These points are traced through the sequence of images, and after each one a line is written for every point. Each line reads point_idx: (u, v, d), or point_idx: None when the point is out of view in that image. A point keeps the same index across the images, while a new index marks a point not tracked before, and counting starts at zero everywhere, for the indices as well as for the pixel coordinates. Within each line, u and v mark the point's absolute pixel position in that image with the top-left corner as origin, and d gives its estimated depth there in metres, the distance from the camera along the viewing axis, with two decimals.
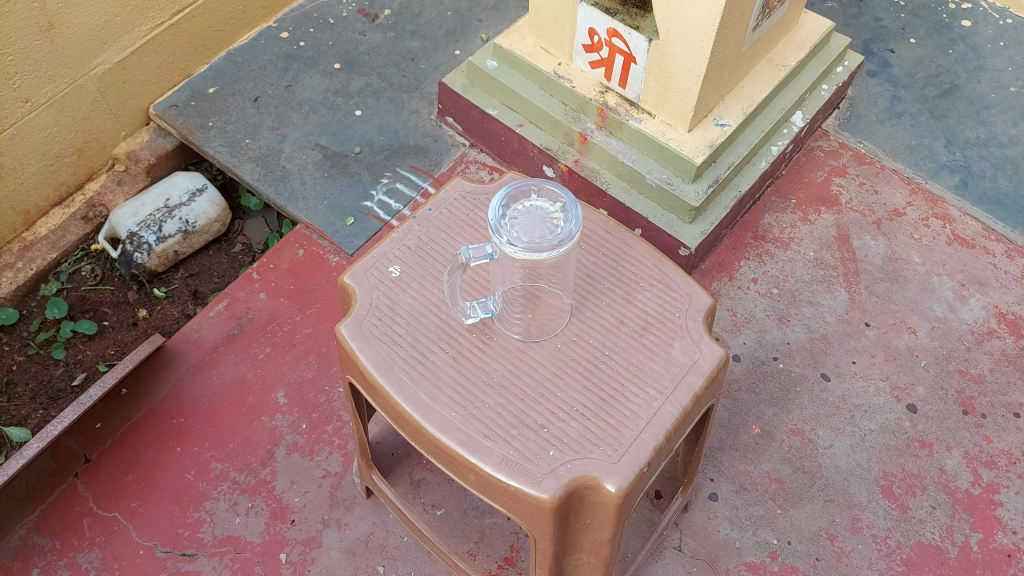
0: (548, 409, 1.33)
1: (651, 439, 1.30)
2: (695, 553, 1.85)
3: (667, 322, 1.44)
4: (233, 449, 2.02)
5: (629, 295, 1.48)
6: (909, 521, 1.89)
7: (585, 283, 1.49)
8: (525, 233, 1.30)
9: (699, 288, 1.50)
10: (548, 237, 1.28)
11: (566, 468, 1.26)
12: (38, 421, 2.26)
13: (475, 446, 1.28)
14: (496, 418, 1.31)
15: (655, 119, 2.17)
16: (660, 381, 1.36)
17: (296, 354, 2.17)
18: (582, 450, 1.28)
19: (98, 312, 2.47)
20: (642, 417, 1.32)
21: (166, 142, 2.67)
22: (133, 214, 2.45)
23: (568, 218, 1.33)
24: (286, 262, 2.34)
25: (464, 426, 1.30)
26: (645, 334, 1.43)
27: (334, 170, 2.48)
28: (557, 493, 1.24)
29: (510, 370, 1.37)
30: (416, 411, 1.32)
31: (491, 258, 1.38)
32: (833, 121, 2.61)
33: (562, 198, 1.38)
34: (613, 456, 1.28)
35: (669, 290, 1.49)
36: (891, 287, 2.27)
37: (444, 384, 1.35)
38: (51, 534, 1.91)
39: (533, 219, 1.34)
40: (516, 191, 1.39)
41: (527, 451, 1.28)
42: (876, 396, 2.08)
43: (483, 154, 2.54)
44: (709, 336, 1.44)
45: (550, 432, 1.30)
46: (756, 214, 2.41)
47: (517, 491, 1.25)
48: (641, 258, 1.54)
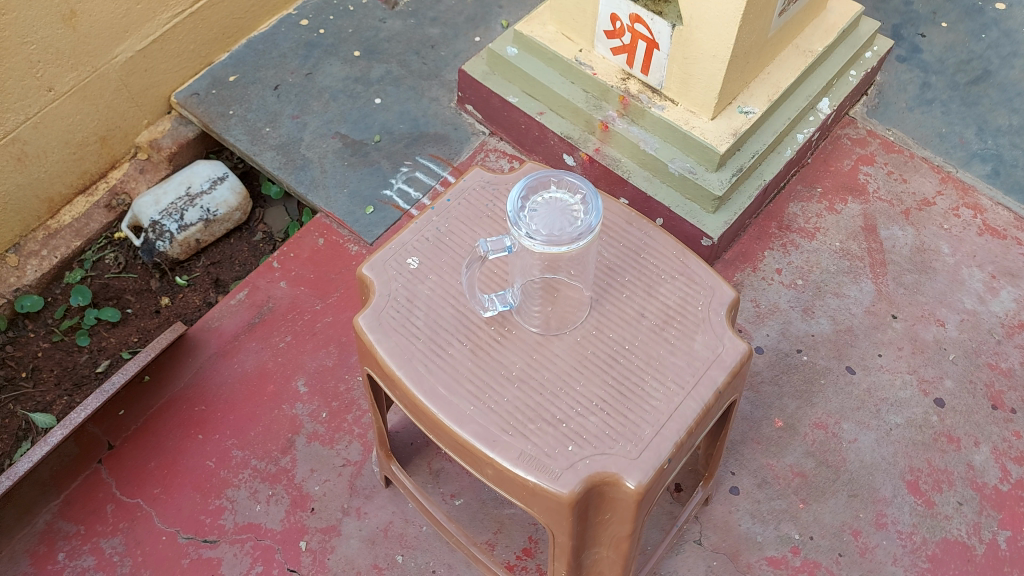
0: (568, 403, 1.31)
1: (673, 434, 1.28)
2: (715, 547, 1.83)
3: (689, 315, 1.42)
4: (254, 437, 2.03)
5: (651, 288, 1.46)
6: (935, 517, 1.86)
7: (606, 275, 1.47)
8: (545, 224, 1.28)
9: (724, 281, 1.47)
10: (568, 230, 1.26)
11: (585, 463, 1.24)
12: (64, 406, 2.29)
13: (493, 441, 1.27)
14: (514, 411, 1.30)
15: (679, 107, 2.13)
16: (682, 375, 1.34)
17: (317, 343, 2.17)
18: (603, 445, 1.26)
19: (121, 299, 2.49)
20: (664, 412, 1.30)
21: (188, 130, 2.68)
22: (155, 202, 2.46)
23: (588, 210, 1.30)
24: (307, 251, 2.34)
25: (482, 420, 1.29)
26: (667, 327, 1.40)
27: (354, 158, 2.48)
28: (576, 489, 1.23)
29: (529, 363, 1.36)
30: (434, 404, 1.31)
31: (509, 251, 1.37)
32: (861, 108, 2.55)
33: (582, 190, 1.36)
34: (633, 452, 1.26)
35: (691, 282, 1.47)
36: (920, 278, 2.22)
37: (462, 376, 1.34)
38: (75, 519, 1.94)
39: (553, 211, 1.32)
40: (536, 182, 1.37)
41: (546, 446, 1.27)
42: (903, 389, 2.04)
43: (503, 142, 2.51)
44: (733, 331, 1.42)
45: (569, 427, 1.29)
46: (781, 203, 2.36)
47: (536, 485, 1.24)
48: (664, 250, 1.52)
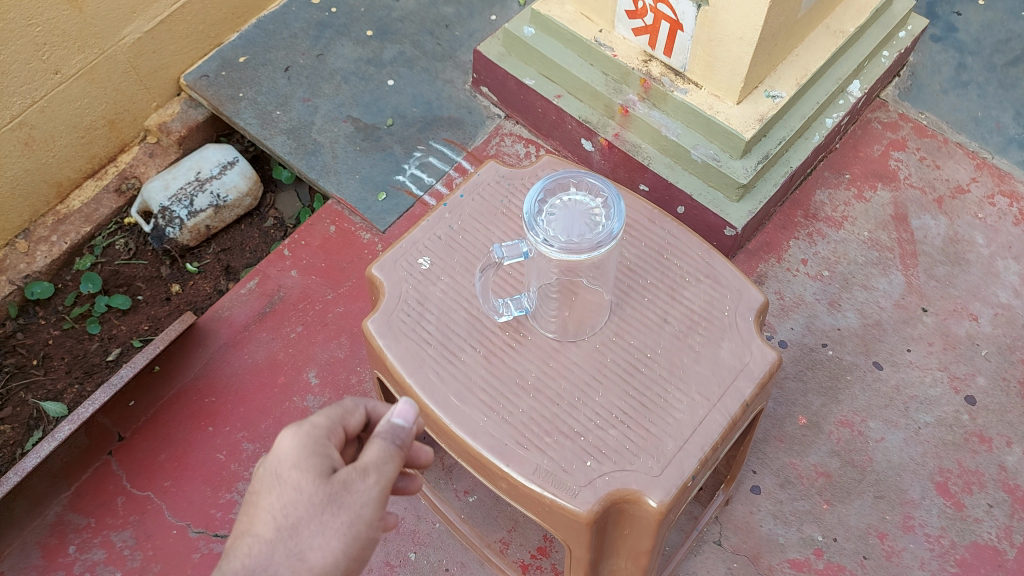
0: (586, 415, 1.26)
1: (697, 450, 1.22)
2: (736, 548, 1.78)
3: (715, 320, 1.36)
4: (265, 429, 2.00)
5: (674, 291, 1.40)
6: (965, 520, 1.80)
7: (628, 276, 1.41)
8: (563, 228, 1.22)
9: (752, 284, 1.40)
10: (588, 236, 1.19)
11: (604, 480, 1.19)
12: (75, 395, 2.27)
13: (508, 454, 1.22)
14: (529, 423, 1.25)
15: (702, 90, 2.03)
16: (708, 387, 1.28)
17: (328, 334, 2.12)
18: (623, 460, 1.21)
19: (132, 286, 2.46)
20: (687, 425, 1.24)
21: (197, 113, 2.63)
22: (164, 187, 2.40)
23: (611, 215, 1.24)
24: (318, 239, 2.29)
25: (496, 432, 1.24)
26: (691, 333, 1.34)
27: (366, 143, 2.41)
28: (595, 507, 1.17)
29: (544, 371, 1.30)
30: (446, 414, 1.26)
31: (525, 256, 1.30)
32: (893, 90, 2.45)
33: (604, 193, 1.30)
34: (655, 468, 1.20)
35: (717, 285, 1.40)
36: (952, 270, 2.13)
37: (475, 385, 1.29)
38: (86, 512, 1.92)
39: (572, 214, 1.26)
40: (554, 184, 1.32)
41: (563, 460, 1.21)
42: (933, 387, 1.96)
43: (519, 126, 2.44)
44: (762, 338, 1.36)
45: (587, 440, 1.23)
46: (808, 190, 2.27)
47: (552, 502, 1.18)
48: (688, 250, 1.45)
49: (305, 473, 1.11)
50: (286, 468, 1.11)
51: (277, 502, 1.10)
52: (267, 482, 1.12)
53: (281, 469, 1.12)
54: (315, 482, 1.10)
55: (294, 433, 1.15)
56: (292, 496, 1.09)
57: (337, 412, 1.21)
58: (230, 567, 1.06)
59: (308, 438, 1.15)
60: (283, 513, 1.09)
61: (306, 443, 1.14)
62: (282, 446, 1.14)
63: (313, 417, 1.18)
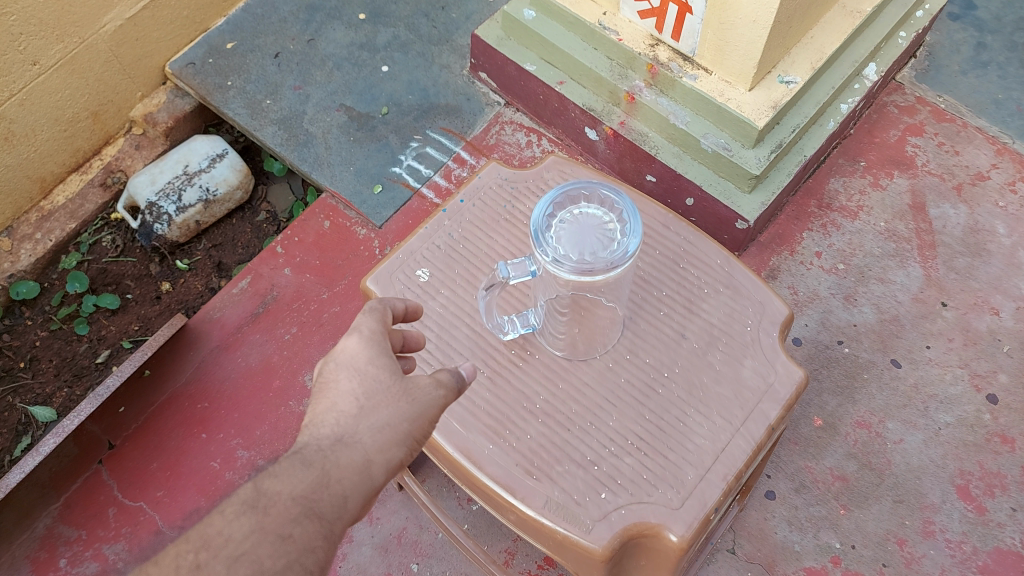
0: (596, 442, 1.28)
1: (719, 479, 1.24)
2: (750, 556, 1.72)
3: (736, 336, 1.38)
4: (260, 436, 1.92)
5: (692, 305, 1.42)
6: (987, 524, 1.73)
7: (641, 288, 1.44)
8: (574, 243, 1.16)
9: (774, 295, 1.43)
10: (602, 254, 1.13)
11: (619, 514, 1.21)
12: (64, 399, 2.20)
13: (516, 485, 1.24)
14: (539, 450, 1.27)
15: (712, 76, 1.93)
16: (730, 409, 1.30)
17: (324, 335, 2.04)
18: (640, 492, 1.23)
19: (120, 285, 2.37)
20: (709, 451, 1.27)
21: (184, 103, 2.53)
22: (151, 182, 2.31)
23: (626, 231, 1.16)
24: (312, 235, 2.20)
25: (504, 461, 1.26)
26: (711, 350, 1.37)
27: (360, 133, 2.32)
28: (611, 541, 1.19)
29: (552, 395, 1.33)
30: (451, 443, 1.27)
31: (532, 275, 1.25)
32: (909, 72, 2.35)
33: (618, 205, 1.23)
34: (674, 501, 1.22)
35: (737, 296, 1.43)
36: (973, 261, 2.05)
37: (481, 411, 1.31)
38: (76, 524, 1.87)
39: (585, 228, 1.19)
40: (564, 198, 1.25)
41: (575, 493, 1.23)
42: (953, 385, 1.89)
43: (519, 113, 2.33)
44: (785, 353, 1.38)
45: (601, 469, 1.25)
46: (821, 178, 2.18)
47: (566, 537, 1.20)
48: (705, 258, 1.48)
49: (384, 367, 1.07)
50: (364, 362, 1.07)
51: (355, 391, 1.05)
52: (340, 373, 1.06)
53: (358, 363, 1.06)
54: (392, 377, 1.07)
55: (364, 331, 1.10)
56: (372, 384, 1.05)
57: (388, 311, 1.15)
58: (317, 433, 1.02)
59: (376, 337, 1.10)
60: (362, 399, 1.04)
61: (378, 341, 1.09)
62: (354, 342, 1.08)
63: (376, 315, 1.12)
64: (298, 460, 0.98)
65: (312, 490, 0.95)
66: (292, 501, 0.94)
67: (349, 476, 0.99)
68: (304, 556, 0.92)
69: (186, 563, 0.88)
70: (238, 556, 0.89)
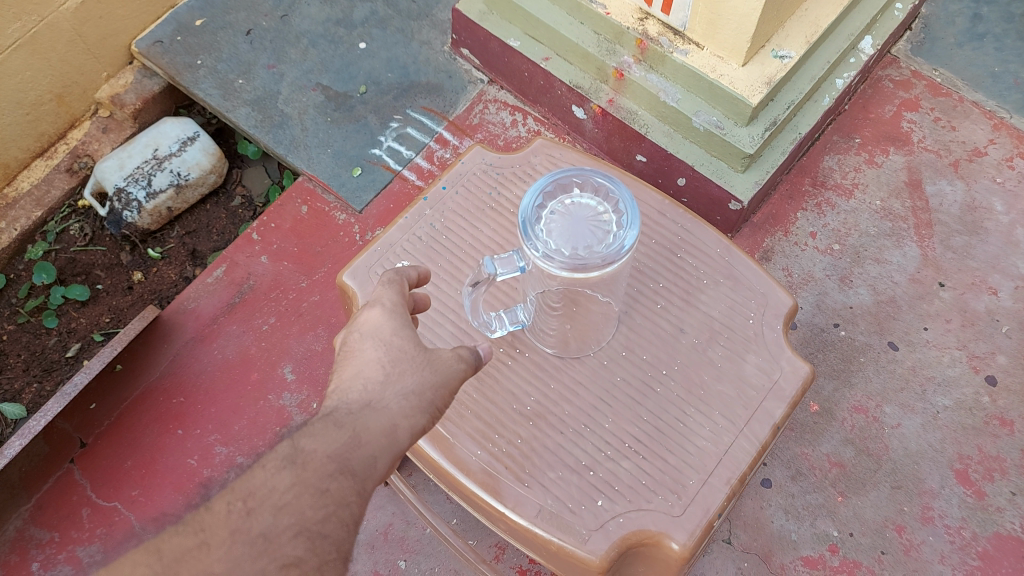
0: (591, 446, 1.26)
1: (722, 484, 1.23)
2: (746, 547, 1.68)
3: (738, 331, 1.37)
4: (239, 431, 1.85)
5: (691, 298, 1.40)
6: (987, 509, 1.70)
7: (638, 280, 1.41)
8: (567, 237, 1.10)
9: (778, 286, 1.41)
10: (598, 250, 1.07)
11: (616, 524, 1.19)
12: (33, 395, 2.11)
13: (507, 493, 1.21)
14: (532, 454, 1.25)
15: (704, 50, 1.83)
16: (734, 409, 1.29)
17: (303, 325, 1.96)
18: (639, 500, 1.22)
19: (90, 275, 2.28)
20: (712, 453, 1.25)
21: (153, 83, 2.42)
22: (120, 167, 2.21)
23: (624, 223, 1.11)
24: (289, 221, 2.11)
25: (492, 467, 1.23)
26: (713, 345, 1.35)
27: (337, 113, 2.22)
28: (608, 551, 1.18)
29: (543, 396, 1.30)
30: (435, 448, 1.25)
31: (521, 270, 1.18)
32: (904, 45, 2.28)
33: (615, 195, 1.16)
34: (675, 508, 1.21)
35: (739, 286, 1.42)
36: (970, 240, 2.00)
37: (468, 414, 1.28)
38: (48, 526, 1.80)
39: (580, 220, 1.13)
40: (555, 185, 1.19)
41: (571, 501, 1.21)
42: (951, 367, 1.85)
43: (504, 91, 2.24)
44: (790, 346, 1.37)
45: (597, 474, 1.23)
46: (815, 156, 2.12)
47: (561, 547, 1.18)
48: (704, 246, 1.46)
49: (409, 337, 1.09)
50: (388, 333, 1.09)
51: (381, 359, 1.07)
52: (366, 342, 1.09)
53: (383, 333, 1.09)
54: (416, 347, 1.09)
55: (386, 303, 1.12)
56: (396, 353, 1.08)
57: (407, 282, 1.17)
58: (345, 397, 1.04)
59: (398, 309, 1.12)
60: (388, 367, 1.07)
61: (400, 313, 1.12)
62: (377, 313, 1.11)
63: (396, 287, 1.15)
64: (331, 421, 1.01)
65: (345, 449, 1.00)
66: (327, 458, 0.98)
67: (378, 438, 1.02)
68: (339, 509, 0.97)
69: (236, 511, 0.95)
70: (280, 506, 0.96)
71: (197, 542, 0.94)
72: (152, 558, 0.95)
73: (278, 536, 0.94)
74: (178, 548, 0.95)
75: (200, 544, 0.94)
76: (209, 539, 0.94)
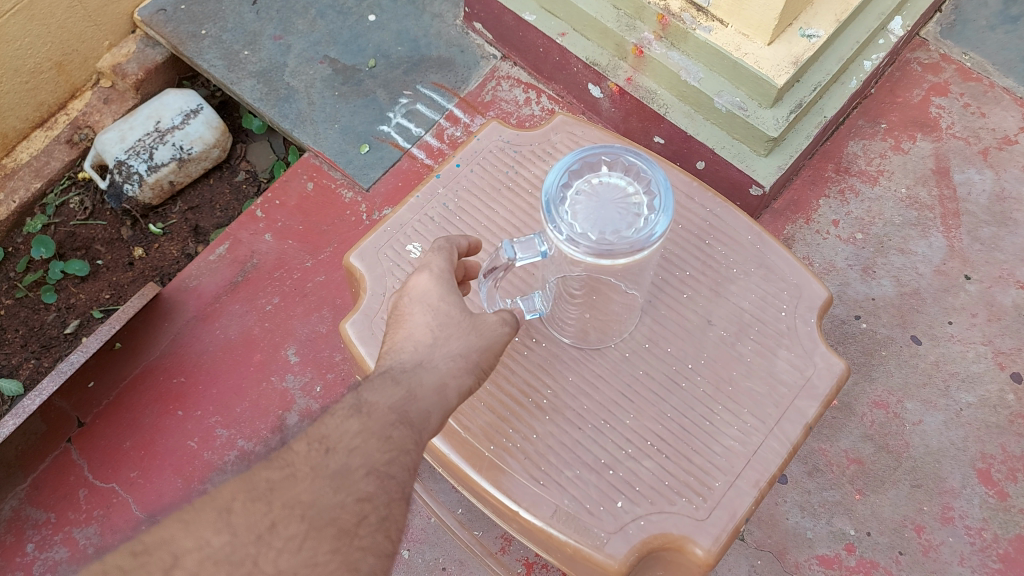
0: (610, 443, 1.22)
1: (749, 487, 1.19)
2: (760, 544, 1.64)
3: (770, 324, 1.33)
4: (240, 414, 1.80)
5: (720, 288, 1.35)
6: (1009, 510, 1.64)
7: (664, 269, 1.37)
8: (594, 220, 1.04)
9: (812, 278, 1.37)
10: (627, 234, 1.00)
11: (637, 526, 1.16)
12: (31, 371, 2.07)
13: (522, 492, 1.18)
14: (550, 451, 1.21)
15: (728, 28, 1.75)
16: (764, 408, 1.25)
17: (308, 306, 1.91)
18: (662, 502, 1.18)
19: (90, 250, 2.22)
20: (741, 453, 1.22)
21: (155, 53, 2.34)
22: (121, 139, 2.15)
23: (657, 207, 1.04)
24: (294, 198, 2.05)
25: (506, 464, 1.20)
26: (743, 338, 1.31)
27: (345, 87, 2.15)
28: (627, 555, 1.14)
29: (561, 390, 1.26)
30: (447, 443, 1.22)
31: (542, 255, 1.11)
32: (934, 27, 2.18)
33: (647, 177, 1.10)
34: (698, 512, 1.17)
35: (772, 275, 1.37)
36: (998, 231, 1.93)
37: (482, 408, 1.25)
38: (44, 506, 1.76)
39: (608, 203, 1.07)
40: (582, 164, 1.13)
41: (588, 502, 1.18)
42: (976, 363, 1.78)
43: (518, 67, 2.17)
44: (824, 341, 1.33)
45: (617, 474, 1.20)
46: (839, 140, 2.04)
47: (578, 550, 1.15)
48: (734, 234, 1.41)
49: (455, 304, 1.11)
50: (436, 299, 1.11)
51: (428, 325, 1.10)
52: (414, 308, 1.12)
53: (431, 299, 1.11)
54: (462, 313, 1.11)
55: (434, 268, 1.14)
56: (444, 318, 1.10)
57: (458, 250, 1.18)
58: (398, 358, 1.08)
59: (445, 276, 1.14)
60: (436, 331, 1.09)
61: (447, 279, 1.13)
62: (425, 280, 1.12)
63: (446, 254, 1.15)
64: (388, 378, 1.04)
65: (402, 401, 1.02)
66: (389, 410, 1.01)
67: (431, 395, 1.04)
68: (402, 455, 1.00)
69: (315, 450, 0.99)
70: (352, 449, 0.99)
71: (284, 475, 0.97)
72: (246, 487, 0.95)
73: (351, 473, 0.97)
74: (268, 479, 0.96)
75: (287, 477, 0.97)
76: (296, 472, 0.97)
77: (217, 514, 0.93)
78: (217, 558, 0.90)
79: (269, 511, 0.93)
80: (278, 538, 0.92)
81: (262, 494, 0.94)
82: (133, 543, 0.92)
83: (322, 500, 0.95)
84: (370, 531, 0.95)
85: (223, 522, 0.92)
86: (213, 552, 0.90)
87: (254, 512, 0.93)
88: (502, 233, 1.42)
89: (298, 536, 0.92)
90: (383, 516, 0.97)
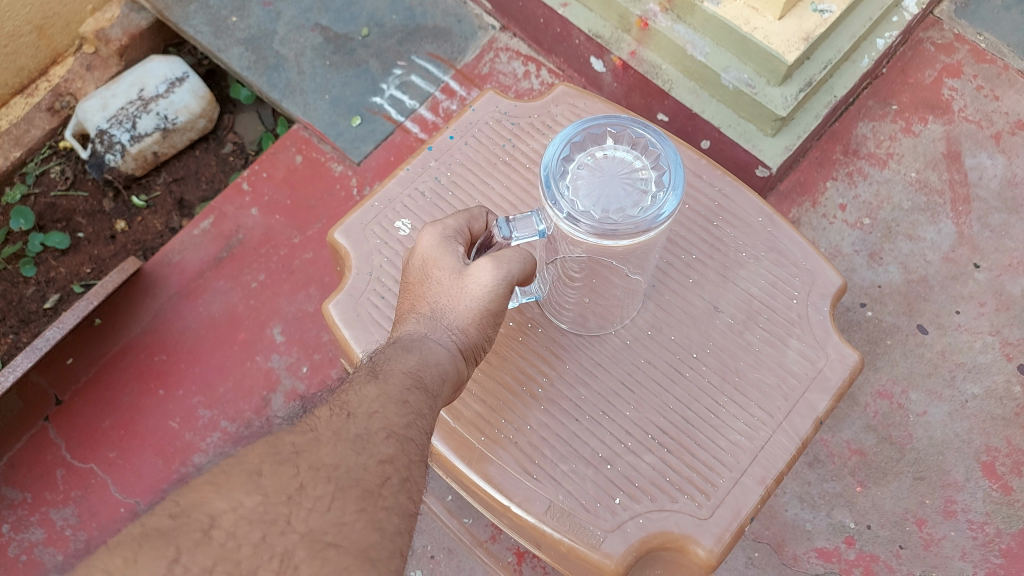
0: (609, 437, 1.17)
1: (754, 485, 1.14)
2: (758, 535, 1.61)
3: (780, 313, 1.27)
4: (223, 394, 1.74)
5: (727, 274, 1.29)
6: (1013, 505, 1.60)
7: (669, 253, 1.30)
8: (598, 197, 0.98)
9: (826, 264, 1.31)
10: (634, 214, 0.94)
11: (636, 524, 1.11)
12: (9, 347, 2.00)
13: (514, 487, 1.13)
14: (545, 442, 1.16)
15: (737, 1, 1.67)
16: (772, 401, 1.20)
17: (295, 283, 1.84)
18: (663, 500, 1.13)
19: (71, 222, 2.15)
20: (747, 449, 1.16)
21: (140, 18, 2.25)
22: (103, 107, 2.07)
23: (666, 183, 0.98)
24: (282, 171, 1.98)
25: (499, 457, 1.15)
26: (751, 327, 1.25)
27: (337, 56, 2.07)
28: (625, 555, 1.09)
29: (558, 379, 1.20)
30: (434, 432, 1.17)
31: (540, 235, 1.06)
32: (948, 5, 2.08)
33: (655, 150, 1.04)
34: (700, 510, 1.12)
35: (784, 260, 1.31)
36: (1009, 218, 1.86)
37: (474, 397, 1.19)
38: (21, 486, 1.71)
39: (614, 177, 1.01)
40: (586, 135, 1.07)
41: (585, 498, 1.12)
42: (982, 353, 1.73)
43: (516, 39, 2.08)
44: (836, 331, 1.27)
45: (616, 470, 1.15)
46: (848, 122, 1.97)
47: (573, 548, 1.10)
48: (744, 217, 1.35)
49: (449, 265, 1.08)
50: (432, 264, 1.09)
51: (430, 293, 1.09)
52: (417, 273, 1.11)
53: (428, 263, 1.09)
54: (454, 275, 1.07)
55: (439, 228, 1.11)
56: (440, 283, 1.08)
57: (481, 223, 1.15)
58: (408, 328, 1.09)
59: (449, 237, 1.10)
60: (436, 298, 1.08)
61: (450, 240, 1.10)
62: (423, 244, 1.10)
63: (461, 218, 1.13)
64: (400, 346, 1.06)
65: (417, 367, 1.02)
66: (404, 374, 1.01)
67: (441, 360, 1.04)
68: (419, 419, 0.97)
69: (336, 415, 0.96)
70: (372, 413, 0.96)
71: (308, 440, 0.92)
72: (272, 448, 0.91)
73: (372, 437, 0.93)
74: (293, 443, 0.91)
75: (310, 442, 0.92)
76: (319, 436, 0.92)
77: (243, 477, 0.87)
78: (251, 517, 0.83)
79: (297, 474, 0.88)
80: (307, 499, 0.86)
81: (287, 457, 0.89)
82: (165, 507, 0.84)
83: (347, 463, 0.90)
84: (392, 492, 0.90)
85: (253, 484, 0.86)
86: (246, 513, 0.83)
87: (281, 474, 0.87)
88: (498, 210, 1.36)
89: (326, 496, 0.86)
90: (404, 477, 0.92)
